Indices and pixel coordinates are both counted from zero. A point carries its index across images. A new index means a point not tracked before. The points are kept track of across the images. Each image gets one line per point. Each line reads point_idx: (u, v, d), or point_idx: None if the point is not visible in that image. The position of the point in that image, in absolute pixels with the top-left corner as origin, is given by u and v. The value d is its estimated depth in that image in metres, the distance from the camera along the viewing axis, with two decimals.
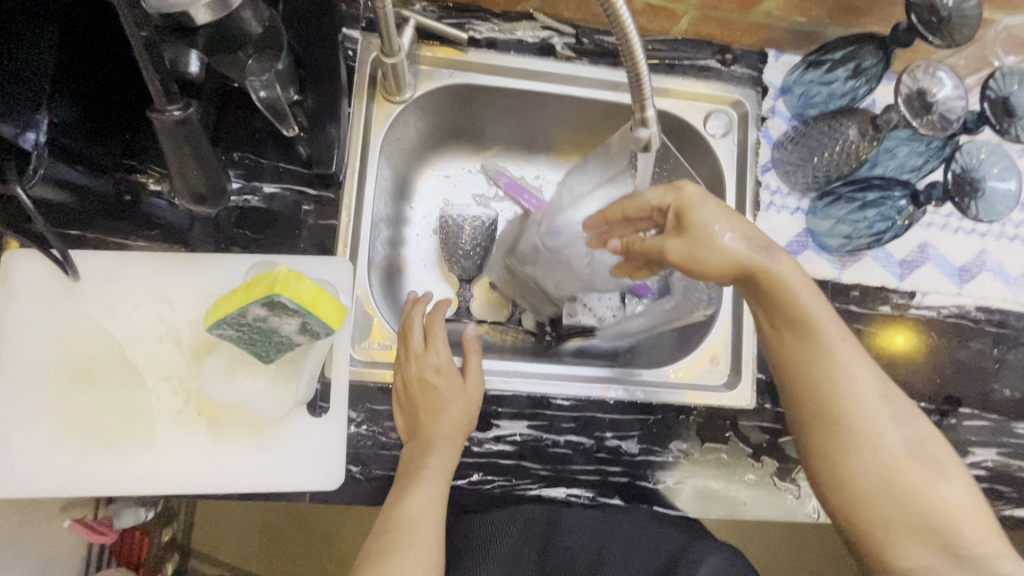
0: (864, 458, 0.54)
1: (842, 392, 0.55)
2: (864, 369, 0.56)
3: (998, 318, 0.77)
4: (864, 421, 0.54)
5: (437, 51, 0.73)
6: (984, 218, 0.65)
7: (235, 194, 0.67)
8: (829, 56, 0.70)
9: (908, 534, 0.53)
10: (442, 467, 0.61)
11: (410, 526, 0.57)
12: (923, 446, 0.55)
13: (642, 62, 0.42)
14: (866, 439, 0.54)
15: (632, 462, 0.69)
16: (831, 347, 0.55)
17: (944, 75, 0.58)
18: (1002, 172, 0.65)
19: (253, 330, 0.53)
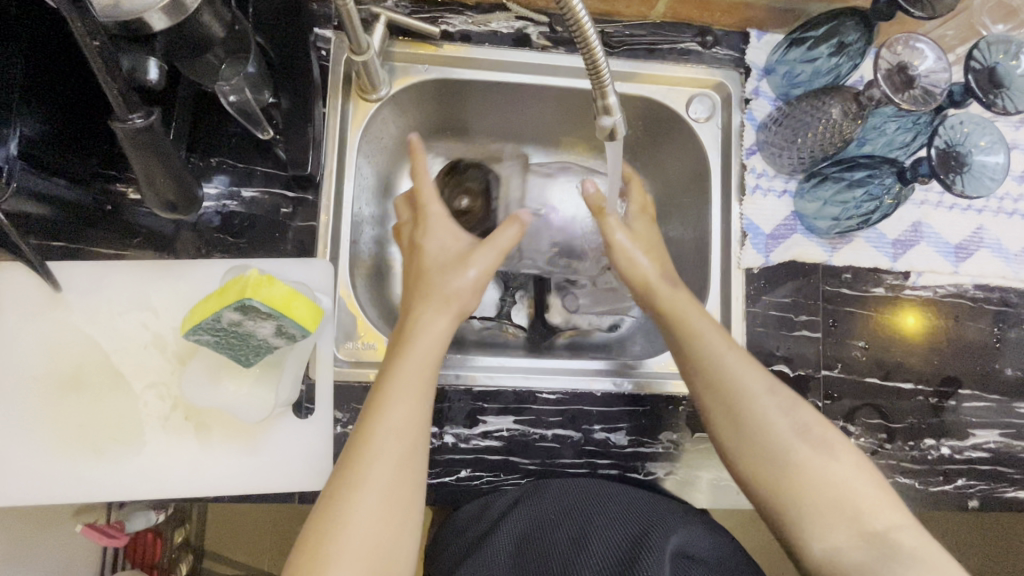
0: (753, 449, 0.58)
1: (723, 383, 0.60)
2: (747, 369, 0.61)
3: (997, 296, 0.75)
4: (752, 414, 0.59)
5: (410, 47, 0.72)
6: (971, 193, 0.63)
7: (213, 199, 0.67)
8: (812, 32, 0.68)
9: (817, 517, 0.55)
10: (429, 352, 0.58)
11: (393, 405, 0.54)
12: (810, 431, 0.58)
13: (598, 48, 0.41)
14: (756, 428, 0.58)
15: (621, 454, 0.68)
16: (714, 350, 0.61)
17: (924, 47, 0.56)
18: (989, 145, 0.63)
19: (230, 334, 0.54)
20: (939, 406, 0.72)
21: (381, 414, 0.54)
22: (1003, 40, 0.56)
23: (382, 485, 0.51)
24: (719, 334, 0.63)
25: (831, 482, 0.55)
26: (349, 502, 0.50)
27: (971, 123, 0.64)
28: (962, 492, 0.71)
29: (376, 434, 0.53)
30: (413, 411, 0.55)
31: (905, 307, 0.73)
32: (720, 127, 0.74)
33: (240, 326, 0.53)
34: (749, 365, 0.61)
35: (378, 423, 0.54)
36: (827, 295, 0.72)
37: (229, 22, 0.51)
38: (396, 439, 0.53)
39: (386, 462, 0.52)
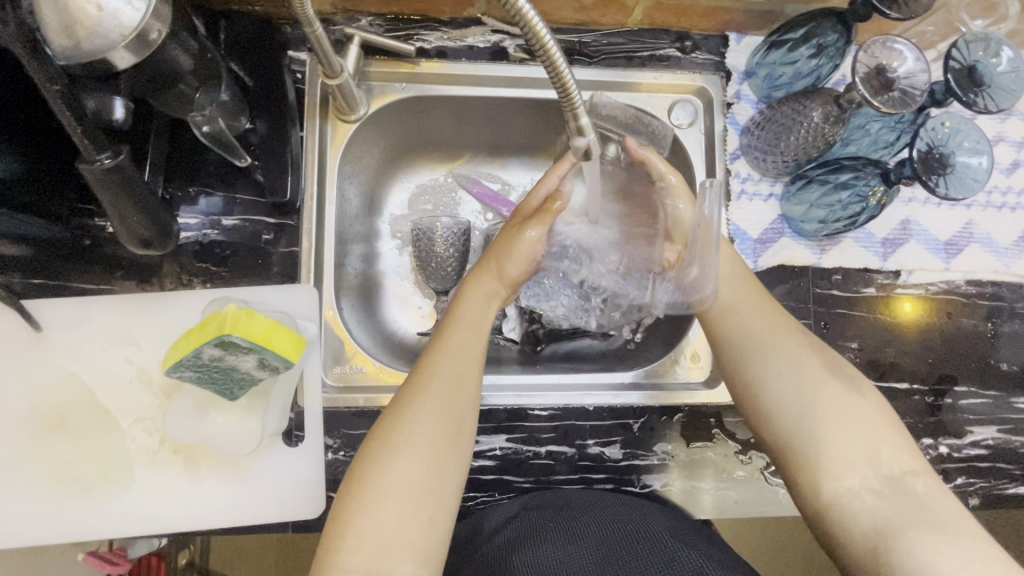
0: (781, 381, 0.59)
1: (753, 324, 0.62)
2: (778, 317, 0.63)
3: (990, 290, 0.74)
4: (781, 350, 0.60)
5: (387, 66, 0.71)
6: (956, 195, 0.63)
7: (192, 229, 0.65)
8: (790, 35, 0.67)
9: (837, 453, 0.54)
10: (473, 330, 0.61)
11: (445, 356, 0.58)
12: (840, 370, 0.59)
13: (565, 69, 0.41)
14: (781, 362, 0.59)
15: (616, 468, 0.68)
16: (746, 298, 0.64)
17: (902, 48, 0.55)
18: (974, 146, 0.63)
19: (213, 369, 0.53)
20: (935, 404, 0.72)
21: (436, 363, 0.57)
22: (981, 38, 0.55)
23: (433, 422, 0.54)
24: (751, 284, 0.65)
25: (852, 420, 0.55)
26: (401, 431, 0.53)
27: (952, 124, 0.64)
28: (961, 490, 0.71)
29: (429, 378, 0.56)
30: (463, 365, 0.58)
31: (902, 296, 0.73)
32: (702, 132, 0.74)
33: (220, 361, 0.52)
34: (779, 316, 0.63)
35: (431, 370, 0.57)
36: (818, 298, 0.71)
37: (197, 53, 0.51)
38: (447, 385, 0.56)
39: (434, 402, 0.55)
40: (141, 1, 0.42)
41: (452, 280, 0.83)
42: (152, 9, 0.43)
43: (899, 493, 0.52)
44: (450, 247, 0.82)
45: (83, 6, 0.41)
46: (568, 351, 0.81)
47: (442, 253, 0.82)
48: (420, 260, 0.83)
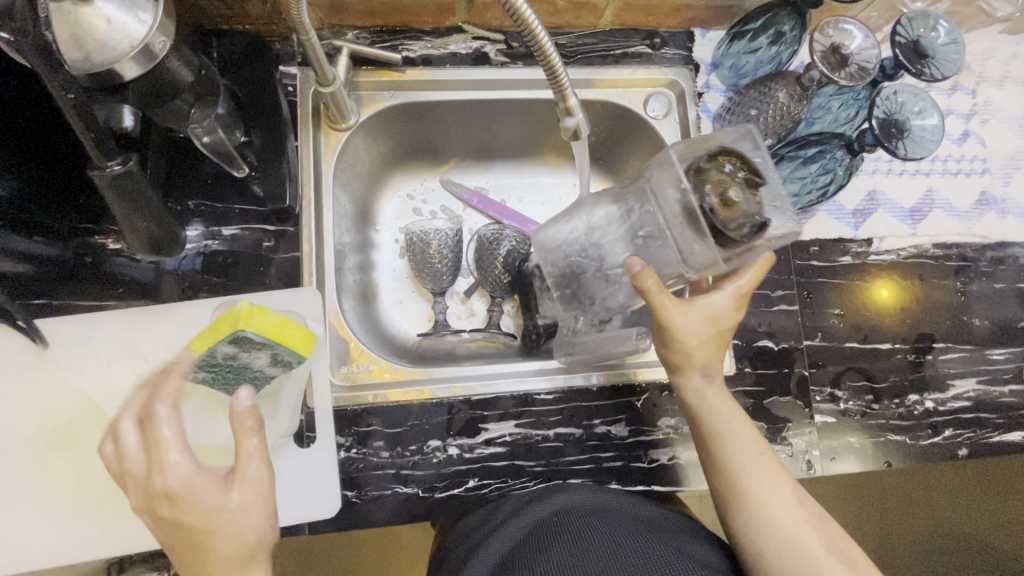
0: (781, 557, 0.58)
1: (757, 490, 0.61)
2: (779, 481, 0.62)
3: (957, 251, 0.79)
4: (783, 520, 0.59)
5: (374, 75, 0.74)
6: (914, 155, 0.66)
7: (195, 240, 0.67)
8: (750, 26, 0.73)
9: None
10: (235, 557, 0.47)
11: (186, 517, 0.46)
12: (840, 547, 0.59)
13: (552, 54, 0.45)
14: (784, 533, 0.59)
15: (623, 445, 0.69)
16: (749, 456, 0.62)
17: (851, 28, 0.61)
18: (922, 110, 0.69)
19: (229, 369, 0.55)
20: (918, 362, 0.76)
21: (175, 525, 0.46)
22: (920, 15, 0.61)
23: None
24: (751, 438, 0.64)
25: None
26: None
27: (903, 93, 0.70)
28: (950, 442, 0.75)
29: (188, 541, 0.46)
30: (200, 540, 0.46)
31: (878, 280, 0.77)
32: (677, 122, 0.78)
33: (233, 359, 0.54)
34: (784, 477, 0.62)
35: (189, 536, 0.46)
36: (798, 270, 0.75)
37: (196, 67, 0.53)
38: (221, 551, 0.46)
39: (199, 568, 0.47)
40: (147, 14, 0.45)
41: (448, 279, 0.87)
42: (158, 22, 0.45)
43: None
44: (444, 254, 0.86)
45: (94, 22, 0.43)
46: None
47: (436, 260, 0.86)
48: (417, 265, 0.88)
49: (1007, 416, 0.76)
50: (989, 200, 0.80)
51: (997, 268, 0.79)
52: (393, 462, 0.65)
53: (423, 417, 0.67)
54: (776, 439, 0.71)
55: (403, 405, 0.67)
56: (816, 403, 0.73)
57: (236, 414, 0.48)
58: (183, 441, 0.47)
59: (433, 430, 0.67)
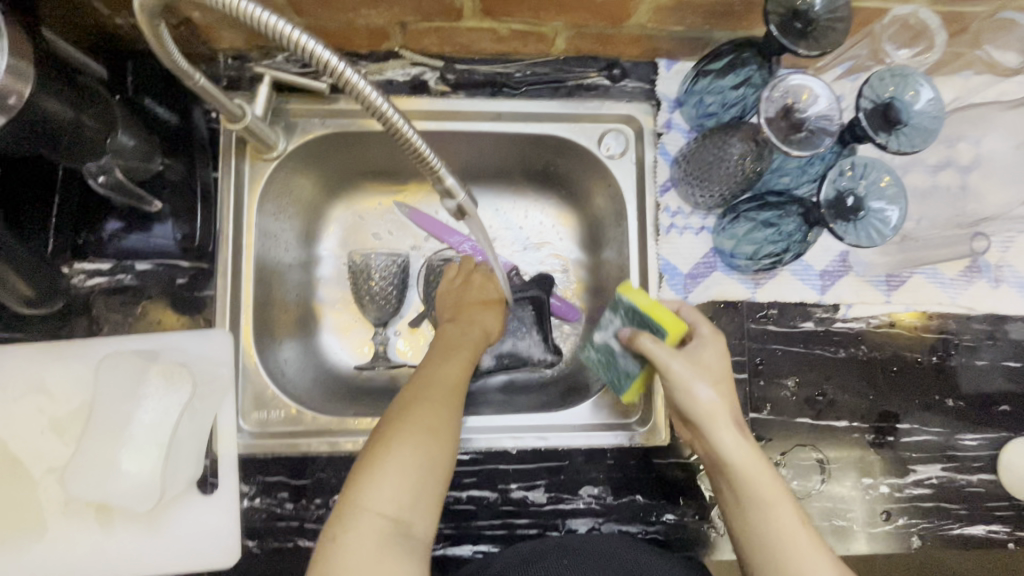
0: (766, 516, 0.55)
1: (778, 523, 0.54)
2: (814, 550, 0.54)
3: (936, 323, 0.71)
4: (773, 490, 0.55)
5: (305, 100, 0.70)
6: (867, 244, 0.52)
7: (106, 274, 0.64)
8: (715, 64, 0.64)
9: None
10: None
11: (434, 381, 0.59)
12: None
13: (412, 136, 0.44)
14: (779, 517, 0.55)
15: (540, 512, 0.66)
16: (787, 527, 0.54)
17: (815, 83, 0.52)
18: (891, 191, 0.54)
19: (621, 376, 0.64)
20: (877, 443, 0.70)
21: (415, 392, 0.58)
22: (897, 74, 0.52)
23: (398, 478, 0.51)
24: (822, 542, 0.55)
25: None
26: None
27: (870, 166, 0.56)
28: (903, 531, 0.69)
29: (419, 401, 0.56)
30: None
31: (843, 350, 0.70)
32: (633, 162, 0.72)
33: (621, 360, 0.64)
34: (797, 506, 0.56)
35: (414, 391, 0.58)
36: (752, 334, 0.69)
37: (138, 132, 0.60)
38: (431, 412, 0.56)
39: (428, 422, 0.55)
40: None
41: (392, 307, 0.83)
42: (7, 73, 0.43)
43: None
44: (388, 282, 0.82)
45: None
46: (508, 382, 0.80)
47: (378, 285, 0.82)
48: (356, 288, 0.83)
49: (972, 507, 0.70)
50: (980, 266, 0.71)
51: (983, 342, 0.72)
52: (297, 514, 0.64)
53: (331, 470, 0.65)
54: (708, 517, 0.66)
55: (312, 456, 0.65)
56: None
57: (33, 442, 0.62)
58: None
59: (339, 484, 0.65)
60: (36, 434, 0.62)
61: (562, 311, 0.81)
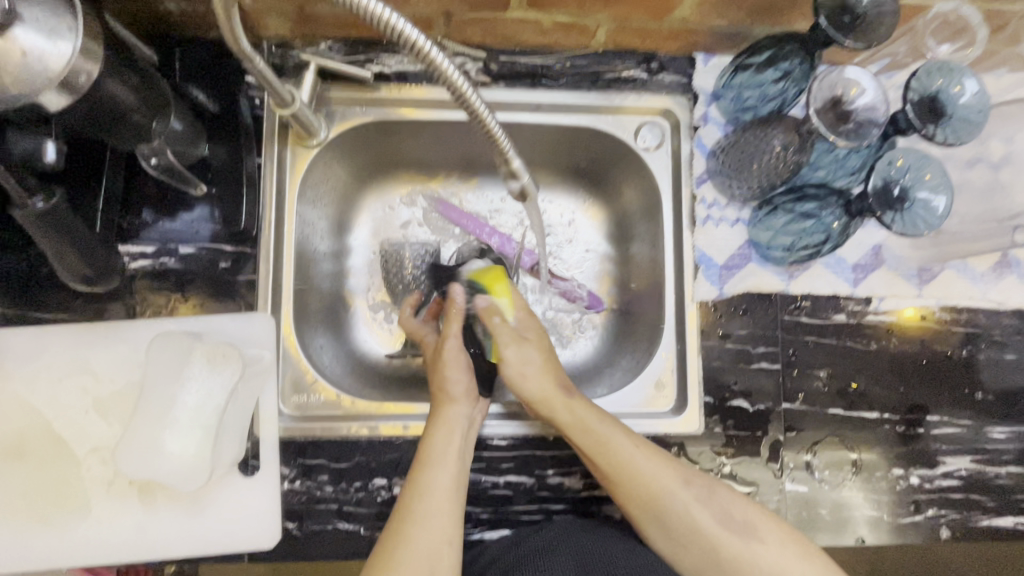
0: (615, 460, 0.62)
1: (622, 459, 0.62)
2: (660, 469, 0.62)
3: (966, 317, 0.72)
4: (613, 433, 0.63)
5: (347, 90, 0.71)
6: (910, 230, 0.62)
7: (151, 257, 0.65)
8: (756, 58, 0.65)
9: (687, 522, 0.61)
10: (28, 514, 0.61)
11: (430, 515, 0.59)
12: (733, 516, 0.61)
13: (493, 126, 0.45)
14: (626, 458, 0.62)
15: (576, 498, 0.67)
16: (629, 457, 0.62)
17: (861, 77, 0.53)
18: (933, 183, 0.62)
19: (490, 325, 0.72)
20: (907, 435, 0.71)
21: (415, 527, 0.58)
22: (944, 67, 0.53)
23: None
24: (669, 456, 0.64)
25: (672, 494, 0.62)
26: None
27: (907, 160, 0.63)
28: (932, 522, 0.70)
29: (410, 541, 0.58)
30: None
31: (875, 342, 0.71)
32: (670, 155, 0.73)
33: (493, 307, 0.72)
34: (648, 447, 0.64)
35: (408, 532, 0.58)
36: (786, 325, 0.70)
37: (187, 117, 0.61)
38: (428, 549, 0.57)
39: (420, 560, 0.57)
40: (68, 44, 0.42)
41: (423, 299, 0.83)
42: (79, 51, 0.43)
43: (739, 528, 0.61)
44: (419, 271, 0.83)
45: (8, 51, 0.40)
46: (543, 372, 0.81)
47: (410, 276, 0.83)
48: (391, 281, 0.84)
49: (1001, 499, 0.71)
50: (1011, 262, 0.73)
51: (1012, 336, 0.73)
52: (337, 497, 0.64)
53: (370, 454, 0.66)
54: None
55: (352, 440, 0.66)
56: (788, 469, 0.69)
57: (80, 422, 0.62)
58: (10, 431, 0.62)
59: (379, 468, 0.65)
60: (82, 413, 0.62)
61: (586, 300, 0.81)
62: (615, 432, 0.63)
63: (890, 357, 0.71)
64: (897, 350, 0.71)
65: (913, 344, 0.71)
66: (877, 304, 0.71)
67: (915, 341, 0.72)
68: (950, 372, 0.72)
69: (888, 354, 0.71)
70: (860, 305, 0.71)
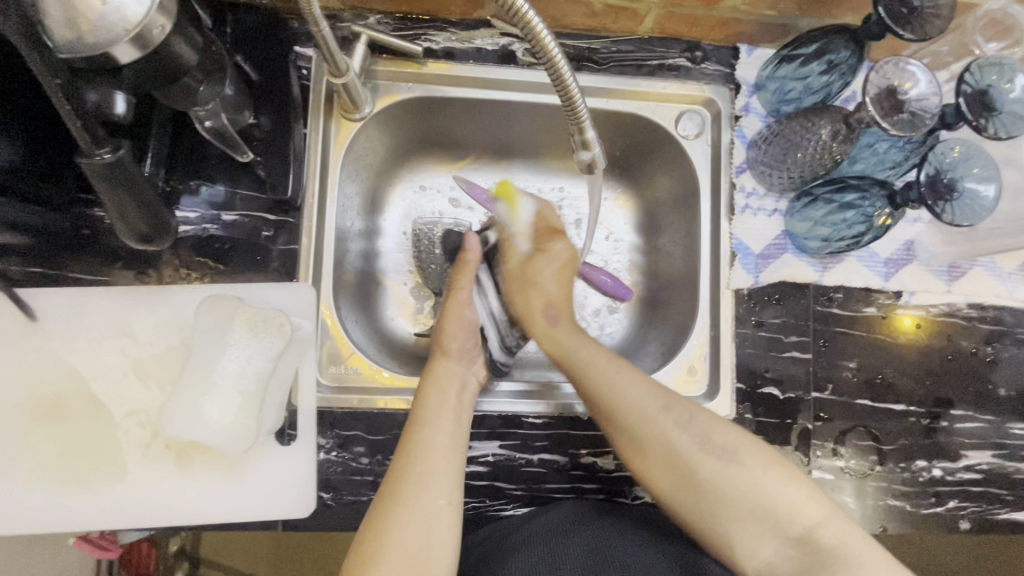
0: (595, 381, 0.63)
1: (601, 377, 0.63)
2: (645, 393, 0.62)
3: (992, 314, 0.74)
4: (595, 358, 0.65)
5: (394, 65, 0.71)
6: (963, 223, 0.60)
7: (193, 223, 0.65)
8: (802, 50, 0.66)
9: (670, 449, 0.60)
10: (65, 474, 0.61)
11: (427, 476, 0.58)
12: (717, 441, 0.59)
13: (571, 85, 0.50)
14: (603, 378, 0.63)
15: (607, 478, 0.68)
16: (606, 375, 0.63)
17: (915, 69, 0.54)
18: (983, 173, 0.60)
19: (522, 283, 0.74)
20: (932, 427, 0.72)
21: (414, 487, 0.57)
22: (995, 62, 0.54)
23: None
24: (654, 381, 0.64)
25: (660, 417, 0.61)
26: None
27: (965, 149, 0.62)
28: (953, 514, 0.71)
29: (409, 500, 0.57)
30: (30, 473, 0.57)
31: (904, 335, 0.73)
32: (709, 144, 0.73)
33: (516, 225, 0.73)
34: (635, 373, 0.64)
35: (407, 493, 0.57)
36: (818, 316, 0.71)
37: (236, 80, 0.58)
38: (423, 511, 0.56)
39: (411, 519, 0.56)
40: None
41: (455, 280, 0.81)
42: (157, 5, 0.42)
43: (727, 458, 0.58)
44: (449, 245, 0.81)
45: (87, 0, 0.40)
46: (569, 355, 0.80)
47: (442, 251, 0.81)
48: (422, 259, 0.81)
49: (1020, 493, 0.72)
50: None
51: None
52: (372, 469, 0.64)
53: (406, 427, 0.66)
54: None
55: (388, 413, 0.66)
56: (816, 457, 0.70)
57: (119, 385, 0.62)
58: (47, 390, 0.62)
59: None
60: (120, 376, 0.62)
61: (614, 291, 0.79)
62: (599, 355, 0.65)
63: (918, 351, 0.73)
64: (925, 344, 0.73)
65: (940, 338, 0.73)
66: (907, 297, 0.73)
67: (943, 335, 0.73)
68: (975, 367, 0.73)
69: (916, 347, 0.73)
70: (891, 297, 0.73)
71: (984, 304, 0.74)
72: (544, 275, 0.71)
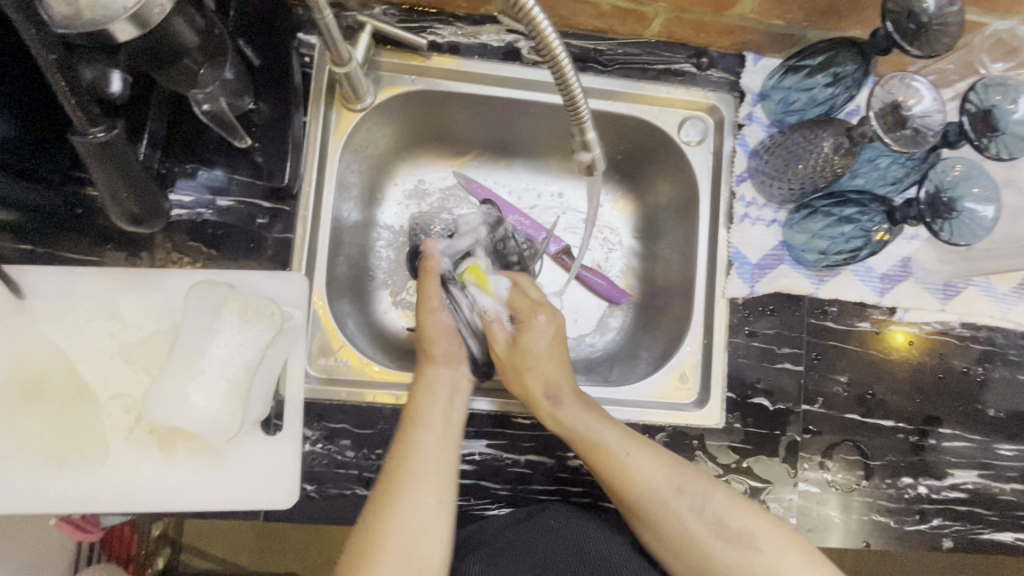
0: (607, 460, 0.61)
1: (615, 457, 0.61)
2: (658, 471, 0.61)
3: (984, 334, 0.74)
4: (608, 434, 0.62)
5: (399, 57, 0.71)
6: (961, 241, 0.61)
7: (186, 207, 0.64)
8: (808, 61, 0.66)
9: (681, 531, 0.59)
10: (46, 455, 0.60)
11: (420, 476, 0.58)
12: (731, 529, 0.58)
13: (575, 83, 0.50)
14: (617, 458, 0.61)
15: (594, 482, 0.67)
16: (619, 455, 0.61)
17: (920, 86, 0.54)
18: (983, 193, 0.60)
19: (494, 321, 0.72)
20: (920, 445, 0.72)
21: (407, 488, 0.58)
22: (1000, 81, 0.54)
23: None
24: (667, 458, 0.62)
25: (670, 499, 0.60)
26: None
27: (966, 168, 0.62)
28: (936, 532, 0.71)
29: (402, 502, 0.57)
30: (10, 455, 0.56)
31: (896, 352, 0.73)
32: (711, 151, 0.73)
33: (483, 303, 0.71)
34: (646, 447, 0.62)
35: (398, 496, 0.57)
36: (811, 329, 0.71)
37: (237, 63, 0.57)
38: (415, 517, 0.56)
39: (404, 522, 0.56)
40: None
41: None
42: None
43: (740, 542, 0.58)
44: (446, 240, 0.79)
45: None
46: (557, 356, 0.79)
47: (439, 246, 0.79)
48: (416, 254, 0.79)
49: (1003, 514, 0.72)
50: None
51: None
52: (357, 463, 0.64)
53: (394, 423, 0.65)
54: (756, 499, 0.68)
55: (376, 408, 0.66)
56: (803, 469, 0.70)
57: (106, 368, 0.61)
58: (31, 369, 0.61)
59: None
60: (106, 359, 0.61)
61: (610, 294, 0.80)
62: (611, 434, 0.62)
63: (910, 368, 0.73)
64: (917, 362, 0.73)
65: (932, 357, 0.73)
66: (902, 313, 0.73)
67: (935, 354, 0.73)
68: (966, 387, 0.73)
69: (908, 364, 0.73)
70: (885, 312, 0.73)
71: (976, 325, 0.74)
72: (534, 350, 0.68)
